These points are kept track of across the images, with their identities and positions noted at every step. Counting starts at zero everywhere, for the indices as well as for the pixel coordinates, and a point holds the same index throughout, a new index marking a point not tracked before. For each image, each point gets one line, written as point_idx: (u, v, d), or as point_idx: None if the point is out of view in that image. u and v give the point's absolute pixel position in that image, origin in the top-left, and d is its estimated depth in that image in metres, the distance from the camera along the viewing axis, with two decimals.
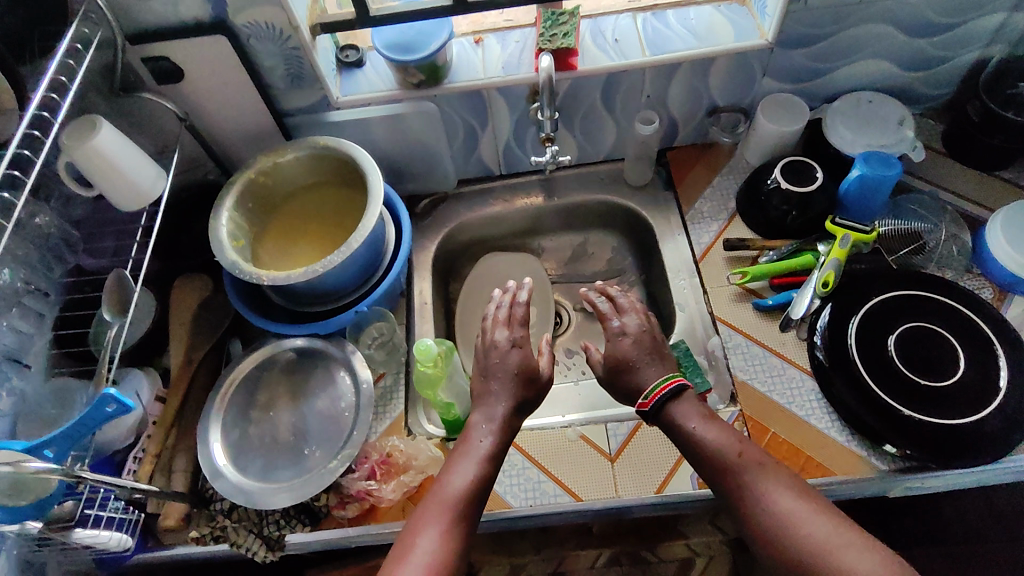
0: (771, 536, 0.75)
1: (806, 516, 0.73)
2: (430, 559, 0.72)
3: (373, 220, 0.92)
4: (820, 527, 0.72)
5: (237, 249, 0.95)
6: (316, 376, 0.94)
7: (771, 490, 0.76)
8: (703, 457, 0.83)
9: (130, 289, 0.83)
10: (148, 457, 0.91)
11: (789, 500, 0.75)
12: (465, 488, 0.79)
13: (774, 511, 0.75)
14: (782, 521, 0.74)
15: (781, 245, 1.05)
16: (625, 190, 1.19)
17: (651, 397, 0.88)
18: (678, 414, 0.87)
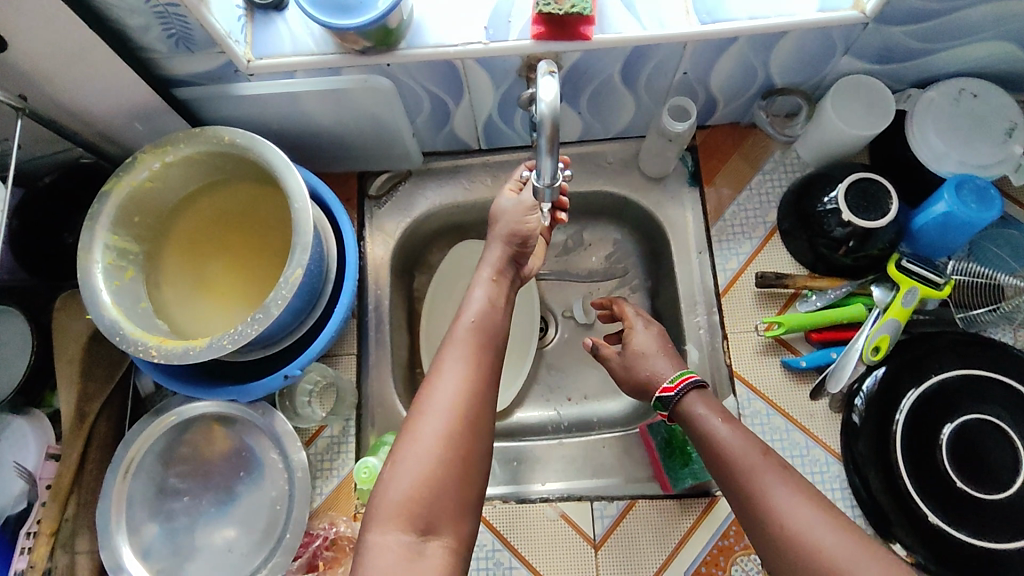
0: (781, 547, 0.59)
1: (828, 529, 0.58)
2: (454, 402, 0.62)
3: (300, 273, 0.68)
4: (837, 541, 0.57)
5: (121, 289, 0.71)
6: (241, 448, 0.80)
7: (788, 495, 0.60)
8: (714, 459, 0.67)
9: None
10: (44, 533, 0.75)
11: (807, 510, 0.59)
12: (481, 327, 0.69)
13: (784, 517, 0.59)
14: (798, 533, 0.58)
15: (828, 287, 0.84)
16: (637, 182, 0.94)
17: (678, 383, 0.73)
18: (699, 409, 0.71)
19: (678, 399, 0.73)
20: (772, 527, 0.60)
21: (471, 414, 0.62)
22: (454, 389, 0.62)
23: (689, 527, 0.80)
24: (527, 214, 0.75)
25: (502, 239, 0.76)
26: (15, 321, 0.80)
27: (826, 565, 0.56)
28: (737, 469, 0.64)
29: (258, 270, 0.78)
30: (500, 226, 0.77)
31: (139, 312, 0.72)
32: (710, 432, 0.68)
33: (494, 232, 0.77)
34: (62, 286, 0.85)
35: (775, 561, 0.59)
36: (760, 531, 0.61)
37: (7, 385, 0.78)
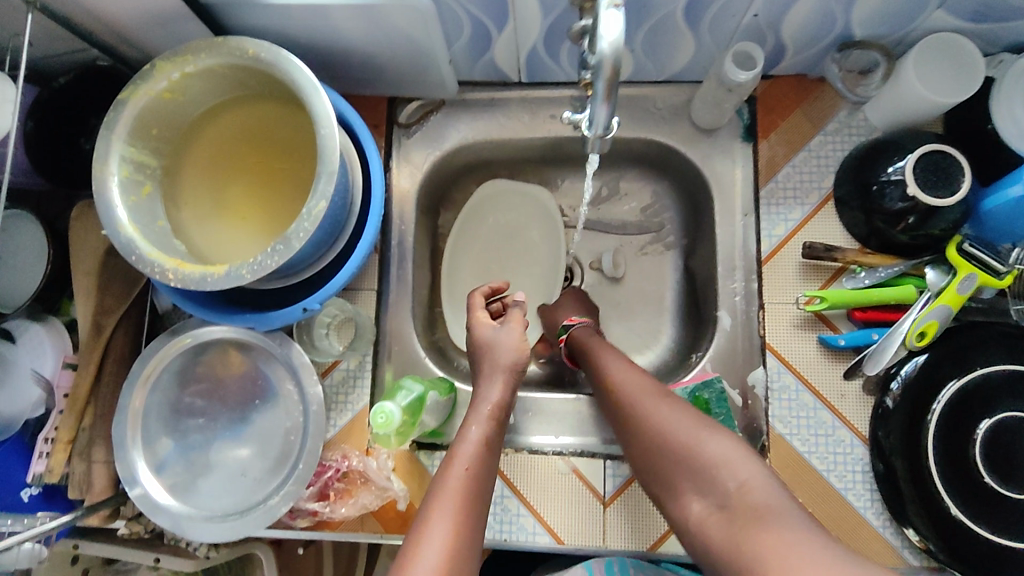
0: (636, 431, 0.68)
1: (683, 421, 0.64)
2: (441, 558, 0.53)
3: (324, 205, 0.64)
4: (674, 416, 0.65)
5: (138, 204, 0.69)
6: (255, 375, 0.79)
7: (650, 401, 0.68)
8: (598, 385, 0.75)
9: None
10: (62, 441, 0.76)
11: (654, 399, 0.68)
12: (472, 476, 0.61)
13: (632, 401, 0.69)
14: (644, 415, 0.67)
15: (879, 265, 0.79)
16: (686, 132, 0.88)
17: (578, 319, 0.83)
18: (588, 341, 0.79)
19: (572, 330, 0.82)
20: (633, 420, 0.68)
21: (460, 558, 0.55)
22: (443, 545, 0.54)
23: None
24: (524, 351, 0.74)
25: (503, 371, 0.73)
26: (31, 228, 0.78)
27: (662, 435, 0.65)
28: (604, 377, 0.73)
29: (281, 196, 0.75)
30: (498, 357, 0.74)
31: (156, 230, 0.69)
32: (599, 362, 0.76)
33: (486, 365, 0.74)
34: (78, 195, 0.82)
35: (631, 445, 0.68)
36: (620, 423, 0.70)
37: (24, 292, 0.77)
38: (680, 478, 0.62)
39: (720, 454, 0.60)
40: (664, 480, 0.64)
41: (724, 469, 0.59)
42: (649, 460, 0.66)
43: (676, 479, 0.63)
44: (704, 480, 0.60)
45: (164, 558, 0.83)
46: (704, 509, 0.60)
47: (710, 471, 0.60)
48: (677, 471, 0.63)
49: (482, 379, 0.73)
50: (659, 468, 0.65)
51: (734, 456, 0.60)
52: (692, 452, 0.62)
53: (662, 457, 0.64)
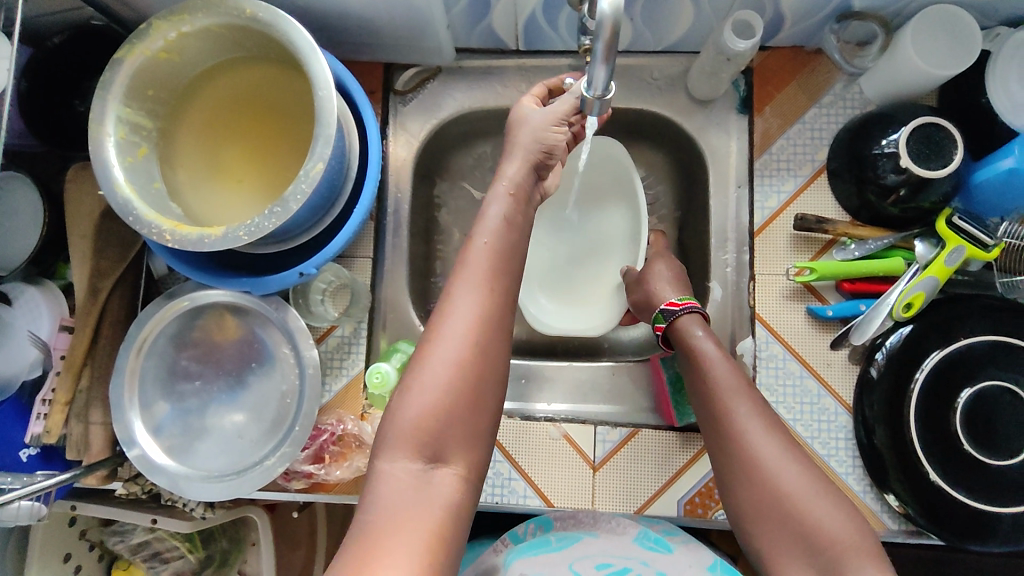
0: (739, 468, 0.62)
1: (794, 473, 0.60)
2: (468, 330, 0.58)
3: (321, 168, 0.64)
4: (796, 477, 0.59)
5: (134, 166, 0.69)
6: (251, 338, 0.80)
7: (761, 433, 0.62)
8: (696, 383, 0.68)
9: None
10: (59, 401, 0.76)
11: (772, 443, 0.61)
12: (495, 259, 0.62)
13: (748, 440, 0.62)
14: (760, 459, 0.61)
15: (869, 237, 0.80)
16: (682, 103, 0.88)
17: (683, 302, 0.75)
18: (696, 333, 0.72)
19: (677, 316, 0.74)
20: (730, 444, 0.63)
21: (486, 344, 0.59)
22: (470, 317, 0.58)
23: (687, 461, 0.81)
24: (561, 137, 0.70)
25: (522, 149, 0.70)
26: (26, 190, 0.78)
27: (780, 494, 0.59)
28: (711, 390, 0.66)
29: (277, 160, 0.75)
30: (523, 134, 0.71)
31: (152, 192, 0.70)
32: (700, 354, 0.69)
33: (513, 145, 0.71)
34: (72, 157, 0.82)
35: (728, 481, 0.62)
36: (723, 455, 0.63)
37: (20, 254, 0.78)
38: (786, 542, 0.58)
39: (841, 533, 0.56)
40: (765, 538, 0.59)
41: (841, 550, 0.56)
42: (738, 490, 0.61)
43: (782, 539, 0.58)
44: (816, 554, 0.56)
45: (161, 519, 0.85)
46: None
47: (824, 549, 0.56)
48: (781, 534, 0.58)
49: (504, 157, 0.71)
50: (763, 525, 0.59)
51: (858, 545, 0.56)
52: (809, 522, 0.57)
53: (772, 515, 0.59)
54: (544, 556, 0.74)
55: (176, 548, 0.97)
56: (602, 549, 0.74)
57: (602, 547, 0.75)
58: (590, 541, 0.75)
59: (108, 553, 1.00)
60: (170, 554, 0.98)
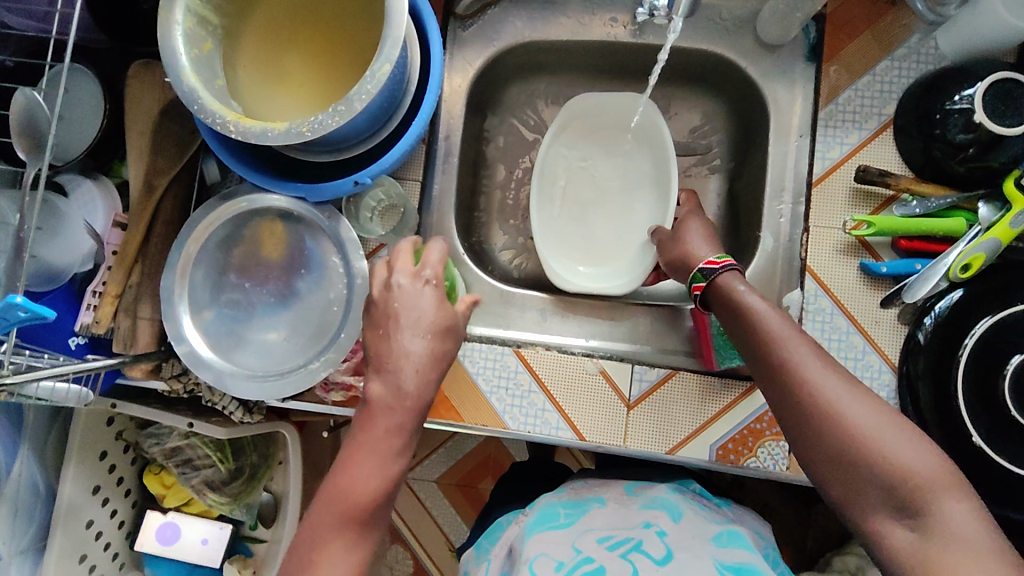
0: (807, 415, 0.60)
1: (859, 407, 0.58)
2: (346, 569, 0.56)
3: (388, 70, 0.64)
4: (868, 419, 0.58)
5: (200, 59, 0.69)
6: (298, 243, 0.79)
7: (821, 373, 0.60)
8: (744, 331, 0.66)
9: (40, 115, 0.64)
10: (109, 295, 0.78)
11: (839, 385, 0.59)
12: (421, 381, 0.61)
13: (814, 386, 0.60)
14: (829, 403, 0.59)
15: (932, 195, 0.78)
16: (749, 48, 0.86)
17: (724, 259, 0.70)
18: (740, 285, 0.68)
19: (720, 272, 0.70)
20: (792, 387, 0.61)
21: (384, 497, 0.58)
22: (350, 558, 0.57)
23: (723, 406, 0.81)
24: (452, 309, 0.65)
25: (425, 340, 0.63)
26: (86, 81, 0.78)
27: (851, 438, 0.57)
28: (766, 340, 0.63)
29: (339, 68, 0.74)
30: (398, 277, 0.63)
31: (215, 87, 0.70)
32: (746, 305, 0.66)
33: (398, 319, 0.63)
34: (135, 55, 0.82)
35: (796, 426, 0.60)
36: (786, 406, 0.61)
37: (79, 146, 0.78)
38: (863, 486, 0.57)
39: (923, 467, 0.55)
40: (840, 485, 0.58)
41: (922, 486, 0.55)
42: (806, 438, 0.60)
43: (856, 483, 0.57)
44: (896, 496, 0.55)
45: (198, 423, 0.87)
46: (899, 531, 0.55)
47: (904, 487, 0.55)
48: (856, 478, 0.57)
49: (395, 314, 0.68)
50: (836, 472, 0.58)
51: (940, 478, 0.55)
52: (885, 463, 0.56)
53: (844, 463, 0.57)
54: (552, 532, 0.69)
55: (208, 457, 0.99)
56: (605, 523, 0.70)
57: (606, 520, 0.71)
58: (597, 510, 0.73)
59: (141, 456, 1.03)
60: (201, 462, 0.99)
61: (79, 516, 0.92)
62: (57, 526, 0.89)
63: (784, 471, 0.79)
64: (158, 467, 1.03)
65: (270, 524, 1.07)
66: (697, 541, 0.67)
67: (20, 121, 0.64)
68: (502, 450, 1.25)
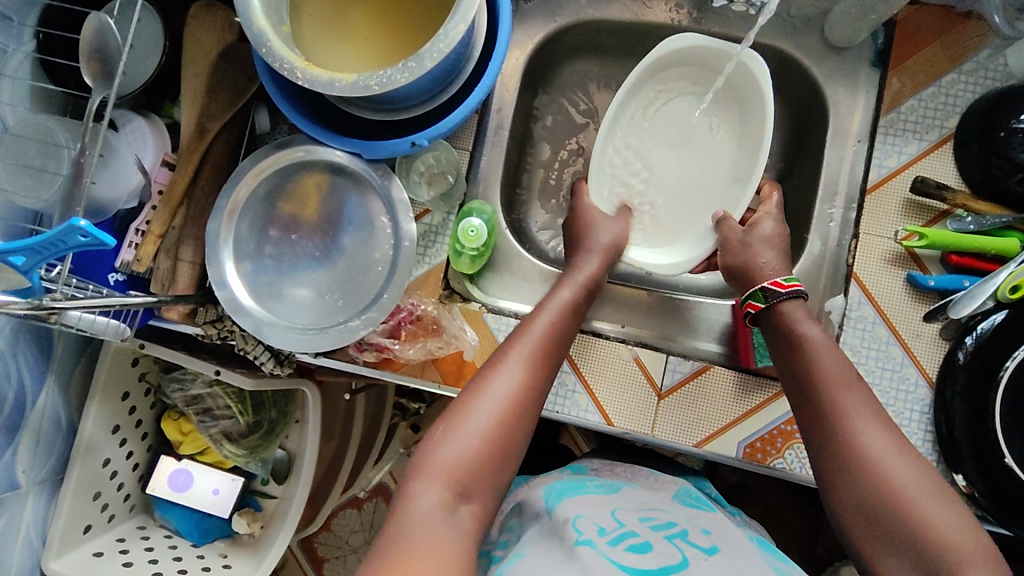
0: (846, 457, 0.60)
1: (899, 461, 0.59)
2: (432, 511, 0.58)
3: (461, 30, 0.63)
4: (908, 474, 0.58)
5: (270, 2, 0.68)
6: (345, 201, 0.79)
7: (867, 421, 0.61)
8: (796, 366, 0.67)
9: (109, 44, 0.64)
10: (152, 235, 0.77)
11: (882, 437, 0.60)
12: (550, 336, 0.71)
13: (858, 434, 0.61)
14: (869, 452, 0.59)
15: (988, 212, 0.77)
16: (814, 48, 0.86)
17: (790, 285, 0.71)
18: (799, 316, 0.69)
19: (781, 296, 0.71)
20: (836, 429, 0.62)
21: (508, 429, 0.63)
22: (439, 498, 0.58)
23: (755, 405, 0.80)
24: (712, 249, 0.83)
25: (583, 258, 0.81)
26: (147, 17, 0.78)
27: (888, 488, 0.57)
28: (817, 380, 0.65)
29: (405, 26, 0.74)
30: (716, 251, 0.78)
31: (281, 32, 0.69)
32: (803, 338, 0.67)
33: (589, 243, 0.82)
34: None
35: (832, 469, 0.61)
36: (827, 448, 0.62)
37: (134, 81, 0.78)
38: (890, 541, 0.56)
39: (955, 531, 0.55)
40: (868, 536, 0.57)
41: (956, 552, 0.54)
42: (841, 480, 0.60)
43: (887, 537, 0.56)
44: (922, 556, 0.55)
45: (224, 371, 0.86)
46: None
47: (936, 549, 0.54)
48: (886, 532, 0.57)
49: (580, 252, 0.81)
50: (866, 520, 0.58)
51: (976, 548, 0.54)
52: (919, 521, 0.55)
53: (877, 512, 0.57)
54: (585, 496, 0.68)
55: (228, 408, 0.99)
56: (641, 504, 0.70)
57: (639, 501, 0.70)
58: (630, 491, 0.73)
59: (160, 401, 1.04)
60: (220, 412, 1.00)
61: (97, 455, 0.93)
62: (76, 461, 0.90)
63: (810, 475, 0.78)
64: (177, 413, 1.03)
65: (282, 481, 1.07)
66: (734, 538, 0.65)
67: (90, 48, 0.64)
68: None
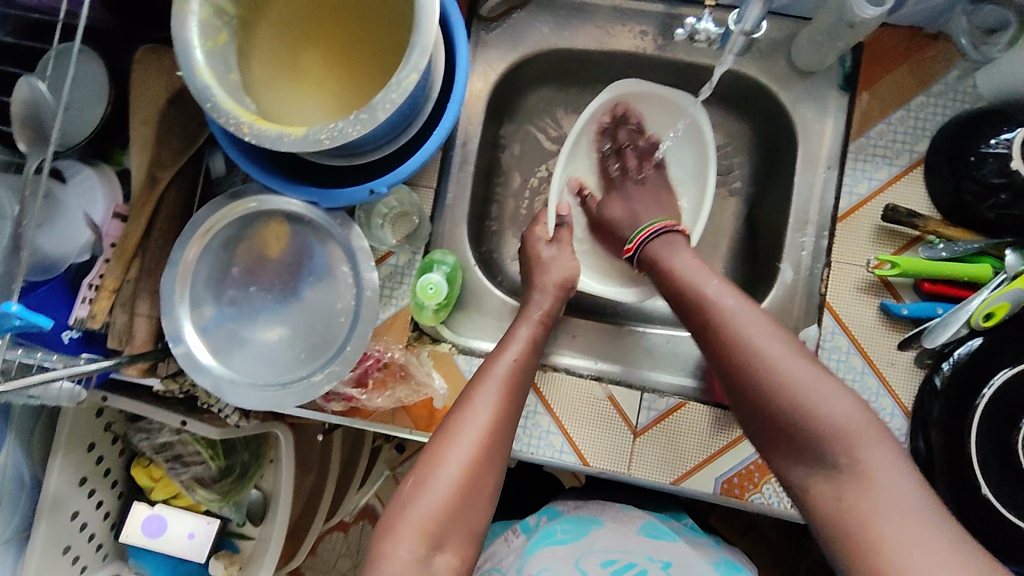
0: (730, 363, 0.62)
1: (778, 351, 0.60)
2: (409, 565, 0.56)
3: (413, 79, 0.60)
4: (794, 363, 0.59)
5: (216, 53, 0.65)
6: (304, 248, 0.77)
7: (742, 318, 0.63)
8: (674, 294, 0.70)
9: (45, 106, 0.62)
10: (106, 290, 0.75)
11: (768, 335, 0.61)
12: (515, 371, 0.70)
13: (735, 333, 0.62)
14: (751, 348, 0.61)
15: (959, 238, 0.76)
16: (780, 72, 0.84)
17: (641, 236, 0.77)
18: (668, 251, 0.74)
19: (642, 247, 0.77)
20: (714, 334, 0.64)
21: (480, 472, 0.62)
22: (416, 552, 0.57)
23: (731, 440, 0.79)
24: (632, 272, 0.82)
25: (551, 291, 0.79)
26: (90, 63, 0.75)
27: (772, 382, 0.59)
28: (691, 296, 0.67)
29: (359, 69, 0.71)
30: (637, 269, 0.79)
31: (229, 83, 0.66)
32: (675, 267, 0.71)
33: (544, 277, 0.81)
34: (145, 40, 0.80)
35: (730, 380, 0.63)
36: (716, 359, 0.64)
37: (79, 132, 0.75)
38: (798, 445, 0.58)
39: (844, 416, 0.56)
40: (768, 432, 0.60)
41: (844, 435, 0.56)
42: (733, 386, 0.63)
43: (784, 433, 0.59)
44: (814, 443, 0.57)
45: (190, 422, 0.85)
46: (821, 480, 0.57)
47: (824, 434, 0.56)
48: (782, 425, 0.59)
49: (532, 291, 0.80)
50: (766, 421, 0.60)
51: (861, 425, 0.56)
52: (806, 408, 0.57)
53: (767, 408, 0.59)
54: (553, 547, 0.72)
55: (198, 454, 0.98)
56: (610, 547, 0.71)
57: (608, 543, 0.72)
58: (599, 532, 0.74)
59: (129, 448, 1.01)
60: (191, 458, 0.98)
61: (65, 509, 0.90)
62: (42, 518, 0.87)
63: (788, 509, 0.77)
64: (147, 459, 1.00)
65: (258, 522, 1.05)
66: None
67: (25, 110, 0.61)
68: None
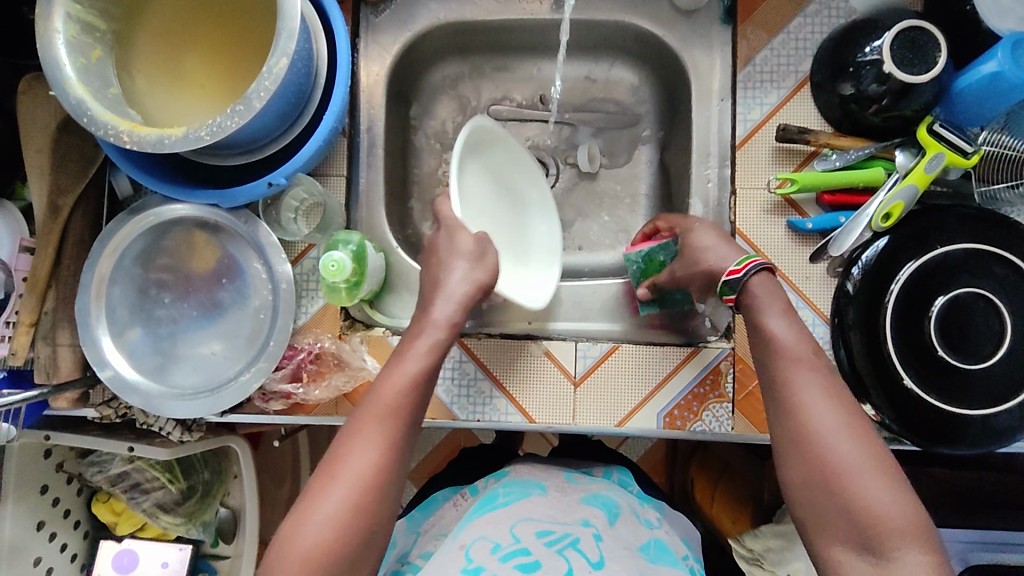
0: (794, 439, 0.58)
1: (847, 439, 0.56)
2: None
3: (284, 65, 0.61)
4: (853, 449, 0.56)
5: (90, 67, 0.65)
6: (217, 254, 0.78)
7: (816, 391, 0.59)
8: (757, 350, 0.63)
9: None
10: (24, 325, 0.73)
11: (831, 409, 0.58)
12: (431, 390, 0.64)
13: (803, 409, 0.58)
14: (820, 429, 0.57)
15: (851, 146, 0.79)
16: (665, 14, 0.87)
17: (747, 264, 0.65)
18: (757, 296, 0.64)
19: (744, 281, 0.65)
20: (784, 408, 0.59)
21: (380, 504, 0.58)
22: None
23: (667, 374, 0.81)
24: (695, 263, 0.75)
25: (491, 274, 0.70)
26: None
27: (832, 468, 0.56)
28: (776, 364, 0.61)
29: (242, 66, 0.71)
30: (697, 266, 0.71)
31: (110, 96, 0.66)
32: (760, 321, 0.63)
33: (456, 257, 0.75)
34: (27, 70, 0.78)
35: (789, 456, 0.58)
36: (781, 430, 0.59)
37: None
38: (837, 524, 0.56)
39: (891, 509, 0.54)
40: (807, 509, 0.57)
41: (889, 530, 0.54)
42: (790, 461, 0.58)
43: (827, 515, 0.56)
44: (860, 532, 0.54)
45: (139, 446, 0.84)
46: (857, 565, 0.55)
47: (870, 527, 0.54)
48: (829, 506, 0.56)
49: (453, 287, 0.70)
50: (814, 498, 0.57)
51: (906, 520, 0.54)
52: (859, 499, 0.55)
53: (817, 485, 0.56)
54: (489, 514, 0.70)
55: (157, 479, 0.97)
56: (543, 514, 0.69)
57: (544, 512, 0.70)
58: (537, 498, 0.73)
59: (87, 486, 0.99)
60: (150, 484, 0.97)
61: (26, 554, 0.89)
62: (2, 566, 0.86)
63: (730, 431, 0.80)
64: (106, 494, 0.99)
65: (231, 539, 1.04)
66: (628, 552, 0.66)
67: None
68: (468, 437, 1.24)
